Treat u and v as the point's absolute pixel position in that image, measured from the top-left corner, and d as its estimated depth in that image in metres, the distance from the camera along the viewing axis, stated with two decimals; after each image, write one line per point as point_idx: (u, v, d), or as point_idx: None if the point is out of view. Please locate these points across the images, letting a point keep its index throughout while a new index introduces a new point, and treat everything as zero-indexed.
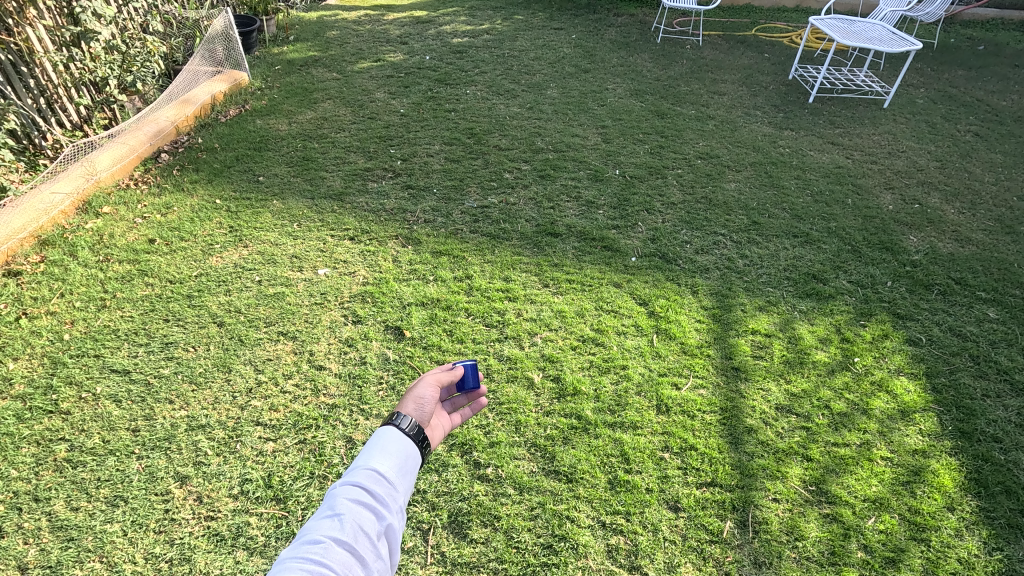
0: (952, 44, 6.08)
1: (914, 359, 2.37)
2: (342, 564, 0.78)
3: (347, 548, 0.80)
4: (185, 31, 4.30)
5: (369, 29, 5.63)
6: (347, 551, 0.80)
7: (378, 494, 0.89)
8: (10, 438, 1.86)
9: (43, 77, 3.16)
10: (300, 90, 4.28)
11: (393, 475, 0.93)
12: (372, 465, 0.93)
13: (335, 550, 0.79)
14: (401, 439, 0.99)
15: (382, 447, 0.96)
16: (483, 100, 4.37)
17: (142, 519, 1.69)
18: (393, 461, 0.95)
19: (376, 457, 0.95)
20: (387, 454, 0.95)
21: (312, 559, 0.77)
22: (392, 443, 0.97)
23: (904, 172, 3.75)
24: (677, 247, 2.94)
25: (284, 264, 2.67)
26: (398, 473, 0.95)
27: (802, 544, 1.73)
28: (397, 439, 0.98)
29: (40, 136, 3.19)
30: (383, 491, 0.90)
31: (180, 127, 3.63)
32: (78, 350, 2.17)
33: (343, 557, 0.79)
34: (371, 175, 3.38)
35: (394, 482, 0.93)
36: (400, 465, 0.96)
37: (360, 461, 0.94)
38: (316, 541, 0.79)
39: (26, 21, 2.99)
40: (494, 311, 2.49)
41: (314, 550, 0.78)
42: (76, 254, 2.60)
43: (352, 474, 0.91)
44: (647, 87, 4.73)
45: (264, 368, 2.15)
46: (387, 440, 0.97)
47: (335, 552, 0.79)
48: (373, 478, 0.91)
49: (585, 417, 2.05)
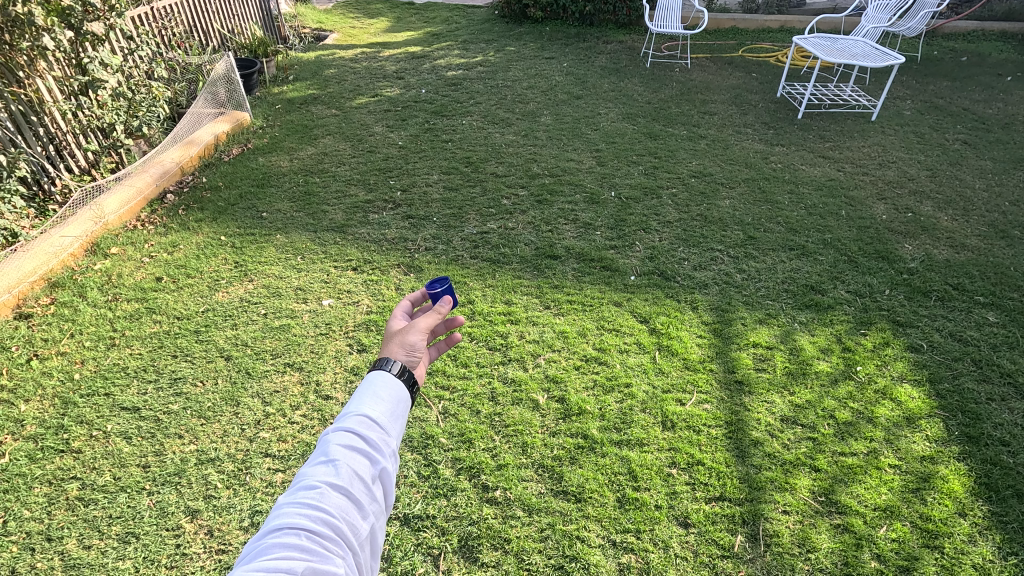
0: (935, 56, 6.23)
1: (916, 366, 2.39)
2: (338, 509, 0.82)
3: (341, 492, 0.83)
4: (189, 76, 4.46)
5: (366, 66, 5.80)
6: (342, 495, 0.83)
7: (371, 438, 0.91)
8: (22, 479, 1.89)
9: (52, 125, 3.28)
10: (301, 127, 4.40)
11: (386, 420, 0.95)
12: (364, 411, 0.94)
13: (332, 495, 0.82)
14: (393, 384, 1.00)
15: (374, 394, 0.97)
16: (480, 130, 4.48)
17: (154, 554, 1.69)
18: (384, 406, 0.96)
19: (367, 401, 0.96)
20: (379, 399, 0.96)
21: (307, 505, 0.80)
22: (384, 388, 0.99)
23: (896, 182, 3.81)
24: (675, 265, 2.98)
25: (289, 296, 2.71)
26: (389, 418, 0.96)
27: (814, 556, 1.73)
28: (389, 383, 1.00)
29: (49, 182, 3.29)
30: (375, 434, 0.92)
31: (185, 168, 3.72)
32: (89, 389, 2.20)
33: (339, 502, 0.82)
34: (372, 207, 3.45)
35: (387, 422, 0.95)
36: (392, 410, 0.97)
37: (351, 406, 0.95)
38: (311, 487, 0.82)
39: (36, 73, 3.13)
40: (496, 334, 2.52)
41: (310, 495, 0.81)
42: (85, 295, 2.66)
43: (344, 419, 0.92)
44: (638, 110, 4.85)
45: (272, 401, 2.17)
46: (378, 384, 0.99)
47: (331, 497, 0.82)
48: (366, 424, 0.92)
49: (591, 436, 2.07)
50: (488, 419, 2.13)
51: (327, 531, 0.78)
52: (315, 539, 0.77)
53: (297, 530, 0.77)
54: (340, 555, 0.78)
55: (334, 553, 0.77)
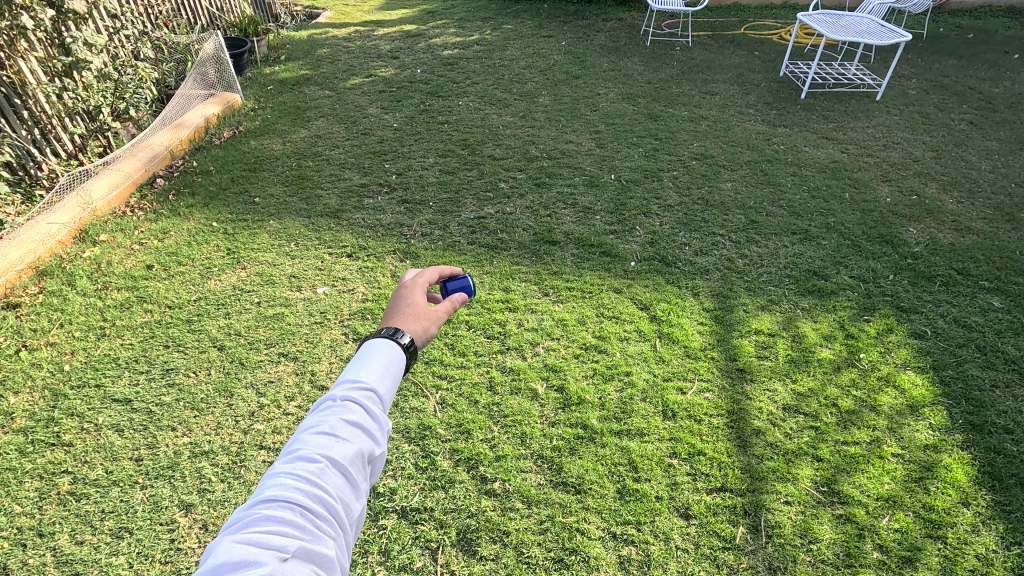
0: (941, 33, 6.10)
1: (920, 352, 2.35)
2: (336, 487, 0.78)
3: (340, 470, 0.80)
4: (177, 56, 4.35)
5: (359, 45, 5.65)
6: (341, 473, 0.79)
7: (371, 412, 0.88)
8: (13, 473, 1.86)
9: (36, 108, 3.18)
10: (293, 109, 4.30)
11: (386, 395, 0.92)
12: (365, 383, 0.90)
13: (330, 472, 0.78)
14: (395, 355, 0.97)
15: (374, 363, 0.94)
16: (476, 111, 4.38)
17: (147, 550, 1.67)
18: (385, 379, 0.93)
19: (369, 370, 0.93)
20: (380, 370, 0.93)
21: (304, 479, 0.76)
22: (387, 359, 0.96)
23: (900, 164, 3.74)
24: (676, 250, 2.93)
25: (283, 284, 2.66)
26: (388, 391, 0.93)
27: (816, 547, 1.71)
28: (393, 354, 0.97)
29: (35, 167, 3.21)
30: (375, 409, 0.89)
31: (175, 151, 3.64)
32: (79, 381, 2.16)
33: (337, 481, 0.78)
34: (367, 191, 3.38)
35: (386, 397, 0.92)
36: (391, 383, 0.94)
37: (352, 375, 0.91)
38: (309, 458, 0.78)
39: (17, 53, 3.02)
40: (494, 322, 2.48)
41: (307, 468, 0.77)
42: (74, 284, 2.60)
43: (347, 390, 0.88)
44: (638, 90, 4.75)
45: (266, 391, 2.14)
46: (383, 353, 0.96)
47: (330, 473, 0.78)
48: (368, 398, 0.89)
49: (590, 426, 2.04)
50: (487, 409, 2.10)
51: (321, 509, 0.75)
52: (308, 517, 0.73)
53: (291, 505, 0.73)
54: (331, 536, 0.74)
55: (326, 534, 0.74)
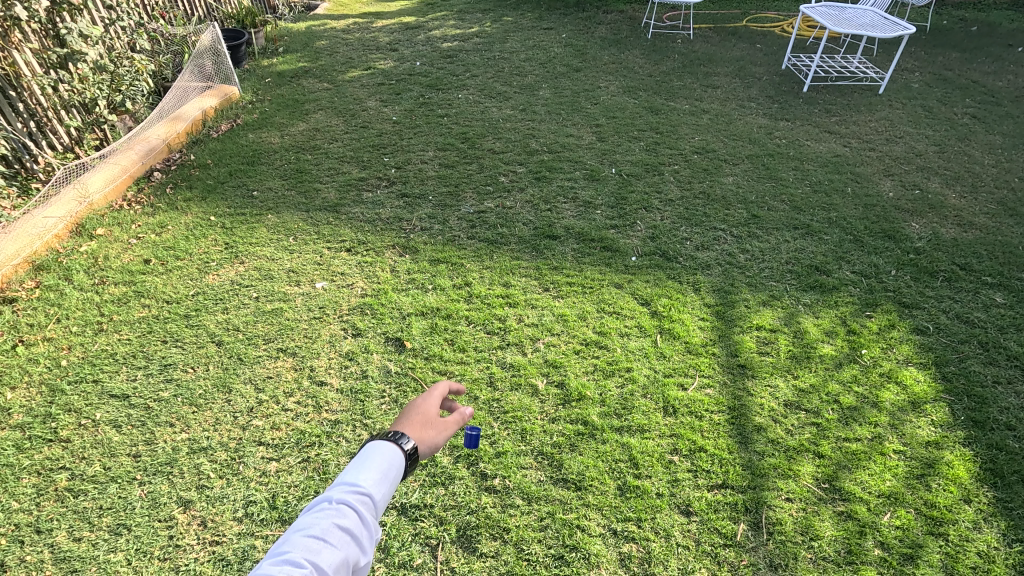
0: (945, 26, 6.05)
1: (922, 348, 2.34)
2: None
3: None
4: (173, 48, 4.31)
5: (358, 37, 5.60)
6: None
7: (363, 518, 0.86)
8: (10, 469, 1.84)
9: (31, 100, 3.14)
10: (291, 102, 4.26)
11: (380, 499, 0.90)
12: (362, 484, 0.89)
13: None
14: (395, 456, 0.95)
15: (373, 462, 0.93)
16: (476, 104, 4.35)
17: (145, 546, 1.66)
18: (381, 480, 0.92)
19: (367, 472, 0.91)
20: (378, 470, 0.92)
21: None
22: (387, 457, 0.94)
23: (903, 158, 3.72)
24: (677, 245, 2.91)
25: (282, 279, 2.64)
26: (382, 494, 0.91)
27: (817, 544, 1.70)
28: (393, 454, 0.95)
29: (31, 160, 3.18)
30: (368, 515, 0.87)
31: (172, 144, 3.61)
32: (77, 376, 2.15)
33: None
34: (366, 185, 3.36)
35: (381, 503, 0.90)
36: (386, 485, 0.92)
37: (350, 474, 0.90)
38: (294, 562, 0.76)
39: (11, 45, 2.97)
40: (494, 318, 2.46)
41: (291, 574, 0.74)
42: (71, 278, 2.58)
43: (342, 492, 0.87)
44: (639, 83, 4.71)
45: (264, 387, 2.13)
46: (383, 451, 0.94)
47: None
48: (362, 500, 0.87)
49: (591, 423, 2.03)
50: (487, 405, 2.09)
51: None
52: None
53: None
54: None
55: None
